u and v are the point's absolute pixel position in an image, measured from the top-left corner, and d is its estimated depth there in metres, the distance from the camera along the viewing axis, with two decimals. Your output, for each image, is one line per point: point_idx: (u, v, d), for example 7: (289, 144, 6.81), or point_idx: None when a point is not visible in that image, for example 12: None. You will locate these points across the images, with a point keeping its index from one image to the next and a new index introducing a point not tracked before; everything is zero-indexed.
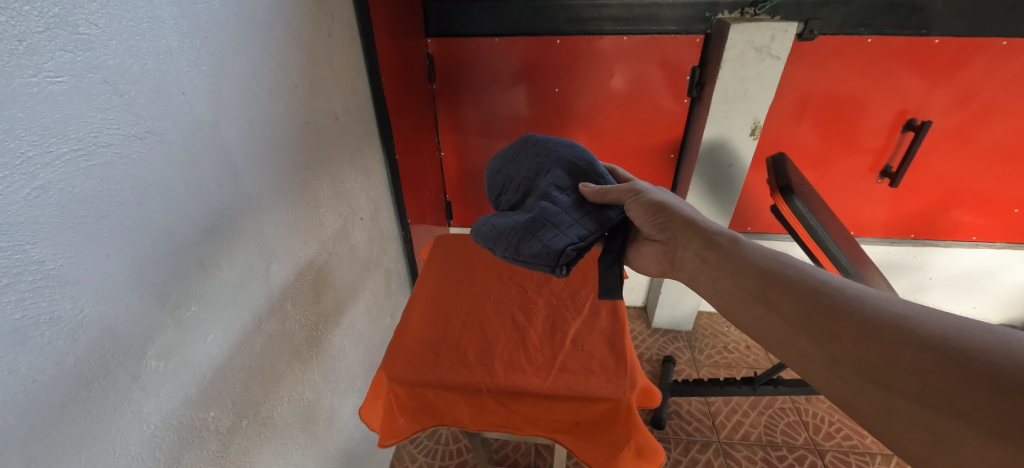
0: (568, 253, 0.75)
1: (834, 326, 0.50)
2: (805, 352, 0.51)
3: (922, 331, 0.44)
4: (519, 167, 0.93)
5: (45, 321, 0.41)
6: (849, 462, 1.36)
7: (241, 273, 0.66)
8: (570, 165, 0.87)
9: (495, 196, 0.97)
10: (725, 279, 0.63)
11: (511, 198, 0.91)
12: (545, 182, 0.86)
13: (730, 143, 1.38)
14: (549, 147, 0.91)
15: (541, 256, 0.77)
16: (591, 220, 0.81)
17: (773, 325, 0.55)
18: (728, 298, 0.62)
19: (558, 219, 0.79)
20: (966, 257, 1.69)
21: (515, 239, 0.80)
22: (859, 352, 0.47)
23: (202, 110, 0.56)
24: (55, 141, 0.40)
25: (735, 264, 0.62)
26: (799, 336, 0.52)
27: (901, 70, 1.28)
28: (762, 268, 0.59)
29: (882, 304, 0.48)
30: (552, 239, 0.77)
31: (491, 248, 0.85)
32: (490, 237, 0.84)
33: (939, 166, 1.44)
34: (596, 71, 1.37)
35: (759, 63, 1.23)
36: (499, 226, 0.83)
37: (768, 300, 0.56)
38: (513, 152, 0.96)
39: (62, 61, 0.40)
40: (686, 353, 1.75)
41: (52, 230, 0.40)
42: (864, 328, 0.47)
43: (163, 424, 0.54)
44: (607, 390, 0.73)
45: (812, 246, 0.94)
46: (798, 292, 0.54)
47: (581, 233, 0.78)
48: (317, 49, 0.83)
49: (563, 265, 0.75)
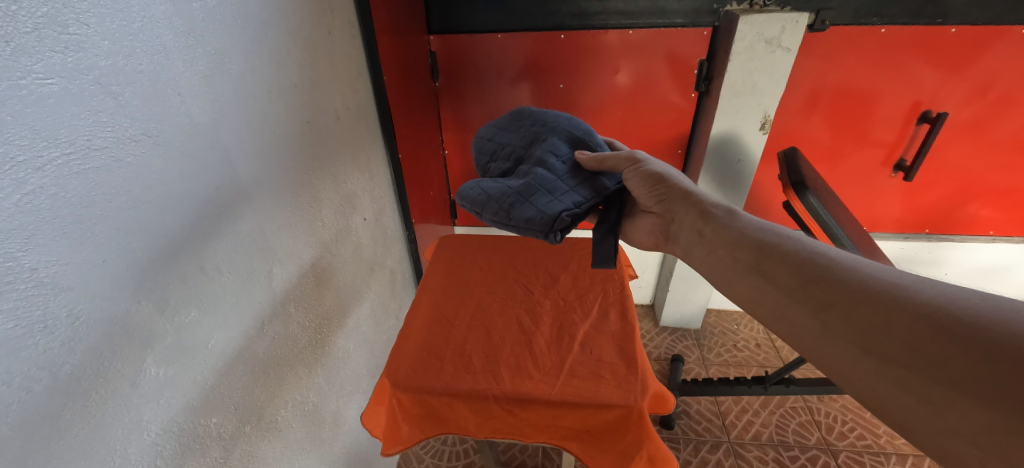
0: (563, 218, 0.72)
1: (830, 295, 0.47)
2: (798, 322, 0.48)
3: (914, 298, 0.42)
4: (515, 135, 0.91)
5: (39, 331, 0.40)
6: (863, 462, 1.33)
7: (243, 277, 0.65)
8: (566, 136, 0.86)
9: (483, 164, 0.94)
10: (721, 252, 0.60)
11: (502, 166, 0.89)
12: (540, 150, 0.83)
13: (739, 138, 1.35)
14: (544, 119, 0.89)
15: (534, 221, 0.73)
16: (586, 189, 0.79)
17: (766, 295, 0.52)
18: (724, 271, 0.59)
19: (554, 186, 0.77)
20: (984, 253, 1.64)
21: (507, 203, 0.76)
22: (853, 319, 0.44)
23: (199, 111, 0.55)
24: (45, 145, 0.39)
25: (731, 235, 0.60)
26: (794, 306, 0.49)
27: (915, 61, 1.24)
28: (759, 239, 0.57)
29: (876, 274, 0.46)
30: (546, 205, 0.74)
31: (478, 214, 0.80)
32: (479, 201, 0.79)
33: (955, 159, 1.41)
34: (602, 66, 1.35)
35: (768, 55, 1.20)
36: (490, 190, 0.79)
37: (764, 269, 0.54)
38: (507, 124, 0.94)
39: (51, 63, 0.39)
40: (694, 352, 1.72)
41: (44, 237, 0.39)
42: (859, 295, 0.45)
43: (165, 432, 0.53)
44: (619, 397, 0.71)
45: (824, 243, 0.91)
46: (793, 264, 0.52)
47: (576, 200, 0.76)
48: (317, 47, 0.82)
49: (557, 231, 0.72)
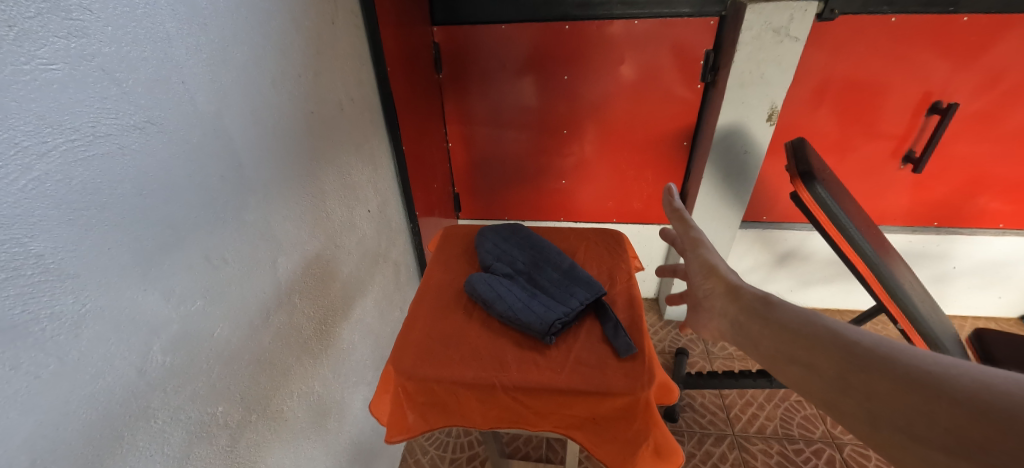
0: (556, 325, 0.77)
1: (877, 388, 0.40)
2: (852, 422, 0.41)
3: (966, 390, 0.35)
4: (517, 250, 0.96)
5: (45, 316, 0.40)
6: (868, 456, 1.32)
7: (247, 267, 0.65)
8: (562, 263, 0.91)
9: (482, 245, 0.99)
10: (764, 340, 0.52)
11: (502, 259, 0.94)
12: (538, 284, 0.88)
13: (746, 130, 1.33)
14: (542, 245, 0.96)
15: (531, 324, 0.78)
16: (580, 299, 0.83)
17: (813, 389, 0.45)
18: (768, 359, 0.51)
19: (549, 307, 0.81)
20: (994, 246, 1.60)
21: (506, 302, 0.81)
22: (914, 419, 0.37)
23: (203, 99, 0.55)
24: (50, 131, 0.39)
25: (769, 321, 0.52)
26: (841, 401, 0.42)
27: (925, 51, 1.23)
28: (796, 328, 0.49)
29: (934, 363, 0.38)
30: (542, 313, 0.79)
31: (480, 301, 0.85)
32: (482, 290, 0.84)
33: (964, 151, 1.39)
34: (606, 57, 1.34)
35: (776, 45, 1.18)
36: (491, 285, 0.85)
37: (805, 359, 0.46)
38: (507, 234, 1.01)
39: (54, 48, 0.39)
40: (699, 345, 1.72)
41: (50, 223, 0.39)
42: (912, 390, 0.38)
43: (173, 419, 0.53)
44: (625, 385, 0.70)
45: (834, 234, 0.90)
46: (834, 350, 0.44)
47: (570, 309, 0.80)
48: (321, 37, 0.81)
49: (552, 334, 0.76)
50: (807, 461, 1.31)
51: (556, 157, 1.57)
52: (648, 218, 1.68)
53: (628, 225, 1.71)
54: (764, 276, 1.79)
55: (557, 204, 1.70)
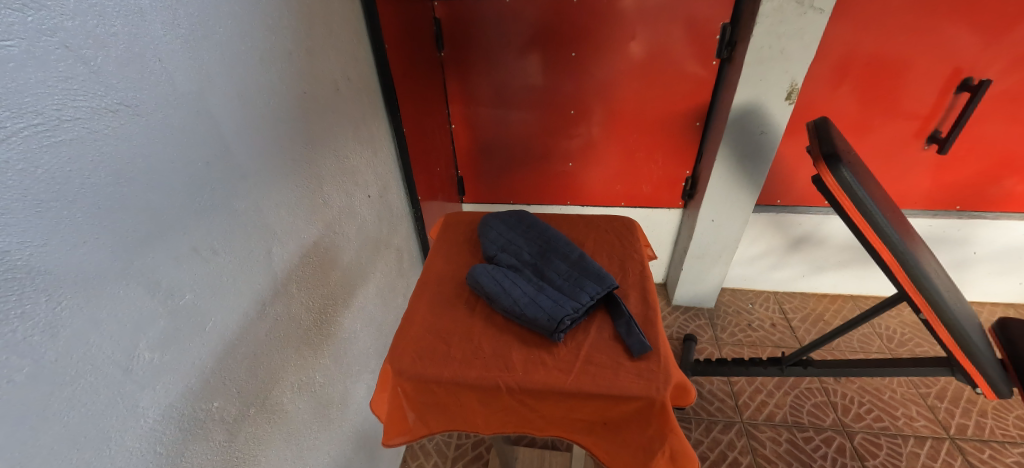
0: (564, 322, 0.73)
1: None
2: None
3: None
4: (522, 239, 0.93)
5: (15, 316, 0.37)
6: (879, 444, 1.30)
7: (241, 257, 0.62)
8: (569, 254, 0.87)
9: (487, 236, 0.95)
10: None
11: (507, 250, 0.90)
12: (545, 275, 0.85)
13: (764, 109, 1.27)
14: (549, 233, 0.93)
15: (539, 320, 0.74)
16: (589, 292, 0.79)
17: None
18: None
19: (557, 301, 0.77)
20: (1018, 231, 1.54)
21: (512, 296, 0.78)
22: None
23: (184, 79, 0.51)
24: (8, 115, 0.35)
25: None
26: None
27: (956, 25, 1.15)
28: None
29: None
30: (550, 308, 0.75)
31: (485, 297, 0.82)
32: (487, 285, 0.81)
33: (992, 131, 1.33)
34: (615, 32, 1.27)
35: (799, 17, 1.11)
36: (497, 279, 0.81)
37: None
38: (512, 222, 0.97)
39: (9, 22, 0.35)
40: (707, 332, 1.69)
41: (13, 217, 0.36)
42: None
43: (163, 417, 0.51)
44: (639, 388, 0.67)
45: (857, 220, 0.85)
46: None
47: (578, 304, 0.77)
48: (313, 12, 0.77)
49: (559, 331, 0.73)
50: (816, 450, 1.29)
51: (563, 139, 1.52)
52: (657, 202, 1.64)
53: (636, 209, 1.67)
54: (775, 261, 1.74)
55: (564, 187, 1.65)
